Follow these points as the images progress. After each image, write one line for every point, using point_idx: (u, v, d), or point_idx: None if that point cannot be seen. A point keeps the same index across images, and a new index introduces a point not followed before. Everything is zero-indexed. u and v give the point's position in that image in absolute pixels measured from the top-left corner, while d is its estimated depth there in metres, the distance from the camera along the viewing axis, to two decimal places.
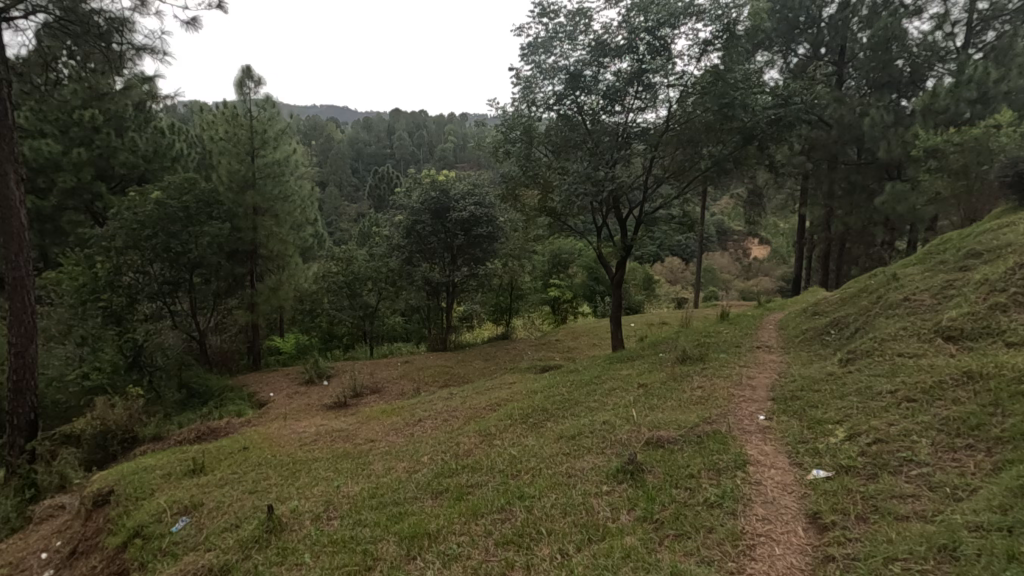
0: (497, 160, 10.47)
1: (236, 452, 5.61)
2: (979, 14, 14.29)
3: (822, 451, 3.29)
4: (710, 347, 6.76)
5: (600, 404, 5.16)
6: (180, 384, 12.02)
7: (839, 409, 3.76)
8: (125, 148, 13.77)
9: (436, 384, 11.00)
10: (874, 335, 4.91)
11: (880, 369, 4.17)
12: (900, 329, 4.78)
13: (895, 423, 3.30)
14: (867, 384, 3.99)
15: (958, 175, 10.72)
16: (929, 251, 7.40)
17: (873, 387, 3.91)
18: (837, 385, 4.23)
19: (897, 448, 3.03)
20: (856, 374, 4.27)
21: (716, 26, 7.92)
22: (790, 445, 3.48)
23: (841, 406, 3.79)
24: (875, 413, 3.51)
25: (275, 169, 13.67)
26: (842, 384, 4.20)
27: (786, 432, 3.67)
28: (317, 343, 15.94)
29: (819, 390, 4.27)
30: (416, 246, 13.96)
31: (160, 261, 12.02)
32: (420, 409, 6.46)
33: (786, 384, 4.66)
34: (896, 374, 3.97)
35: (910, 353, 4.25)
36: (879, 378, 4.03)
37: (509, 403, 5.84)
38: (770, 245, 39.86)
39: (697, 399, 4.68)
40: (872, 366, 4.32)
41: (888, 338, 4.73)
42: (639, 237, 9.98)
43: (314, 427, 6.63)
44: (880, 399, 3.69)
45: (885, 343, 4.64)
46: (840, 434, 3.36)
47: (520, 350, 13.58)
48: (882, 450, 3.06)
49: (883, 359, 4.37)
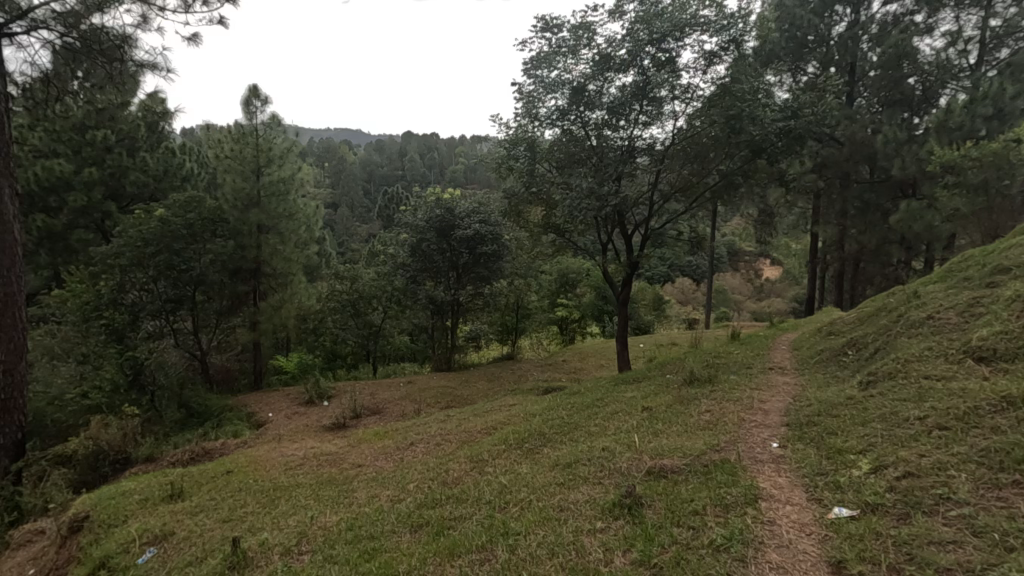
0: (499, 177, 10.30)
1: (218, 477, 5.33)
2: (993, 30, 14.10)
3: (843, 485, 2.96)
4: (720, 368, 6.43)
5: (600, 428, 4.85)
6: (180, 403, 11.84)
7: (861, 438, 3.43)
8: (136, 168, 13.83)
9: (438, 405, 10.71)
10: (896, 356, 4.57)
11: (906, 393, 3.82)
12: (925, 349, 4.44)
13: (927, 454, 2.96)
14: (891, 409, 3.66)
15: (977, 192, 10.37)
16: (950, 268, 7.07)
17: (899, 413, 3.57)
18: (858, 409, 3.89)
19: (932, 484, 2.70)
20: (879, 398, 3.93)
21: (723, 39, 7.75)
22: (806, 477, 3.17)
23: (864, 434, 3.46)
24: (902, 442, 3.18)
25: (280, 187, 13.63)
26: (864, 409, 3.86)
27: (802, 461, 3.35)
28: (322, 362, 15.53)
29: (837, 415, 3.94)
30: (420, 264, 13.78)
31: (164, 279, 11.96)
32: (414, 433, 6.17)
33: (801, 409, 4.32)
34: (923, 399, 3.64)
35: (938, 376, 3.91)
36: (905, 402, 3.69)
37: (505, 427, 5.55)
38: (782, 266, 39.37)
39: (704, 424, 4.36)
40: (896, 389, 3.98)
41: (912, 359, 4.39)
42: (646, 254, 9.73)
43: (305, 449, 6.36)
44: (907, 426, 3.35)
45: (909, 365, 4.30)
46: (864, 466, 3.04)
47: (526, 371, 13.24)
48: (914, 485, 2.73)
49: (910, 382, 4.02)
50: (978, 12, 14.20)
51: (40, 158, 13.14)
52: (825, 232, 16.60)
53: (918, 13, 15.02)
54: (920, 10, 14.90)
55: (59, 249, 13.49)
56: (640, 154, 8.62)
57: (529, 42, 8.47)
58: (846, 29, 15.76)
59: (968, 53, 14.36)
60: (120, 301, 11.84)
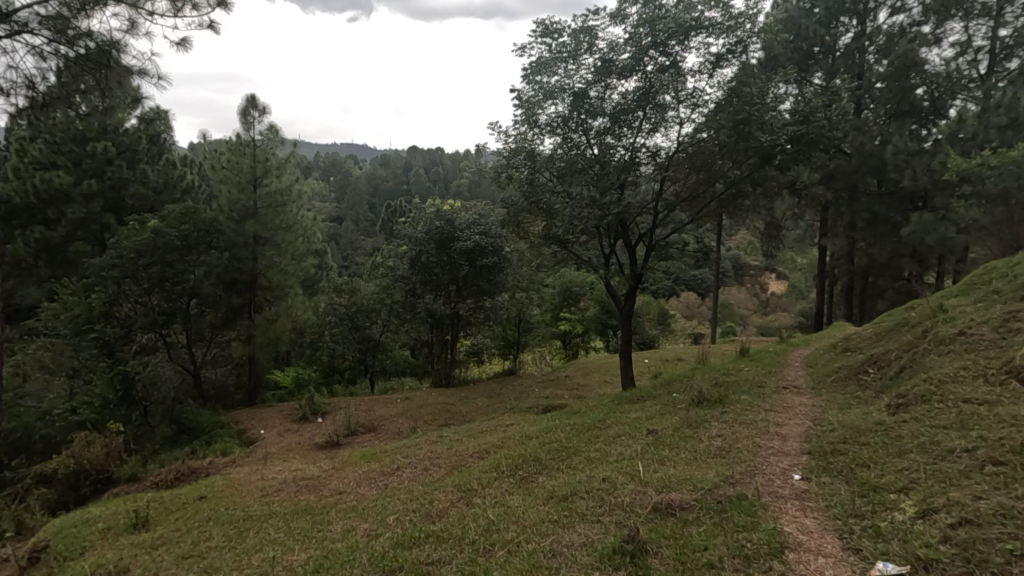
0: (498, 187, 9.95)
1: (189, 504, 4.94)
2: (1003, 41, 13.87)
3: (885, 534, 2.56)
4: (730, 386, 6.03)
5: (601, 454, 4.46)
6: (171, 419, 11.49)
7: (898, 472, 3.03)
8: (136, 180, 13.59)
9: (435, 423, 10.31)
10: (927, 376, 4.16)
11: (945, 420, 3.43)
12: (960, 368, 4.04)
13: (985, 497, 2.57)
14: (930, 438, 3.26)
15: (997, 201, 9.91)
16: (974, 281, 6.67)
17: (941, 442, 3.17)
18: (891, 437, 3.49)
19: (998, 536, 2.30)
20: (913, 425, 3.54)
21: (730, 40, 7.46)
22: (839, 520, 2.78)
23: (902, 468, 3.06)
24: (950, 480, 2.79)
25: (278, 198, 13.39)
26: (899, 437, 3.46)
27: (831, 499, 2.96)
28: (318, 377, 14.94)
29: (867, 443, 3.54)
30: (420, 276, 13.42)
31: (157, 292, 11.67)
32: (403, 455, 5.79)
33: (824, 434, 3.92)
34: (967, 428, 3.23)
35: (980, 400, 3.51)
36: (945, 430, 3.30)
37: (499, 451, 5.16)
38: (788, 280, 38.93)
39: (715, 451, 3.96)
40: (932, 415, 3.58)
41: (946, 379, 4.00)
42: (650, 266, 9.36)
43: (287, 473, 5.97)
44: (953, 460, 2.95)
45: (944, 386, 3.90)
46: (909, 509, 2.65)
47: (527, 387, 12.80)
48: (975, 536, 2.34)
49: (946, 406, 3.62)
50: (987, 23, 14.00)
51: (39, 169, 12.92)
52: (834, 244, 16.21)
53: (926, 24, 14.85)
54: (928, 21, 14.74)
55: (58, 262, 13.22)
56: (644, 163, 8.30)
57: (528, 47, 8.25)
58: (853, 40, 15.58)
59: (978, 63, 14.12)
60: (113, 314, 11.57)
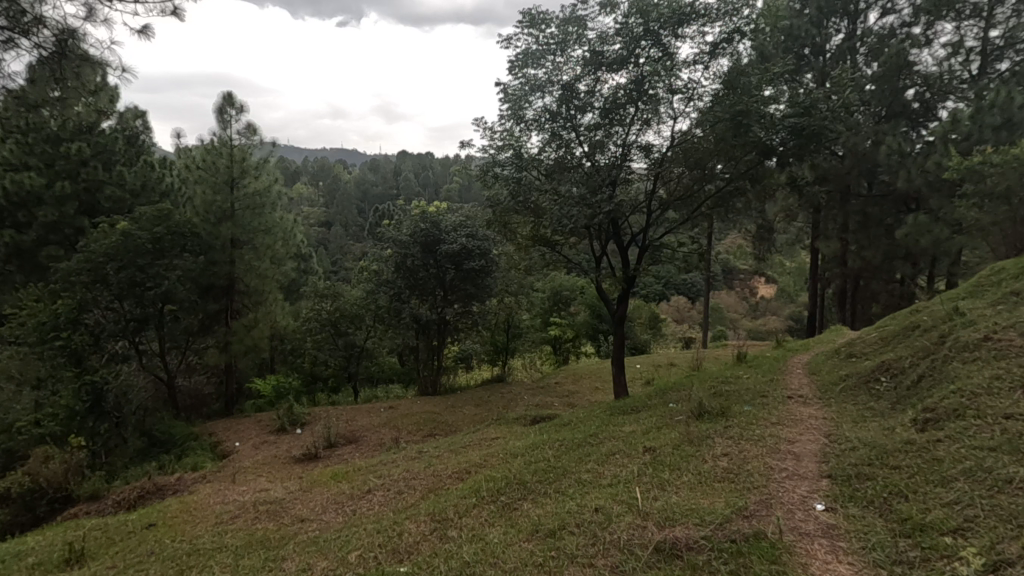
0: (483, 187, 9.49)
1: (134, 534, 4.43)
2: (994, 42, 13.71)
3: None
4: (731, 397, 5.61)
5: (593, 476, 4.03)
6: (142, 432, 10.88)
7: (947, 507, 2.64)
8: (111, 182, 12.95)
9: (419, 434, 9.79)
10: (956, 387, 3.78)
11: (989, 441, 3.03)
12: (992, 378, 3.66)
13: None
14: (977, 464, 2.87)
15: (1000, 200, 9.58)
16: (982, 283, 6.34)
17: (993, 471, 2.78)
18: (927, 461, 3.09)
19: None
20: (950, 446, 3.15)
21: (726, 28, 7.08)
22: (882, 570, 2.41)
23: (949, 502, 2.68)
24: (1016, 519, 2.39)
25: (256, 200, 12.85)
26: (937, 461, 3.06)
27: (867, 540, 2.60)
28: (299, 385, 14.21)
29: (898, 467, 3.15)
30: (405, 280, 12.88)
31: (129, 298, 11.00)
32: (376, 475, 5.32)
33: (845, 455, 3.53)
34: (1020, 451, 2.84)
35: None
36: (993, 454, 2.90)
37: (481, 471, 4.70)
38: (776, 284, 38.93)
39: (721, 474, 3.55)
40: (971, 434, 3.19)
41: (979, 389, 3.61)
42: (643, 268, 8.95)
43: (250, 495, 5.44)
44: (1012, 494, 2.56)
45: (977, 400, 3.50)
46: (972, 559, 2.24)
47: (516, 395, 12.32)
48: None
49: (986, 423, 3.24)
50: (979, 23, 13.83)
51: (9, 171, 12.15)
52: (828, 247, 15.93)
53: (916, 25, 14.73)
54: (918, 22, 14.60)
55: (30, 267, 12.47)
56: (636, 161, 7.93)
57: (513, 38, 7.86)
58: (844, 40, 15.35)
59: (969, 65, 13.93)
60: (81, 321, 10.80)
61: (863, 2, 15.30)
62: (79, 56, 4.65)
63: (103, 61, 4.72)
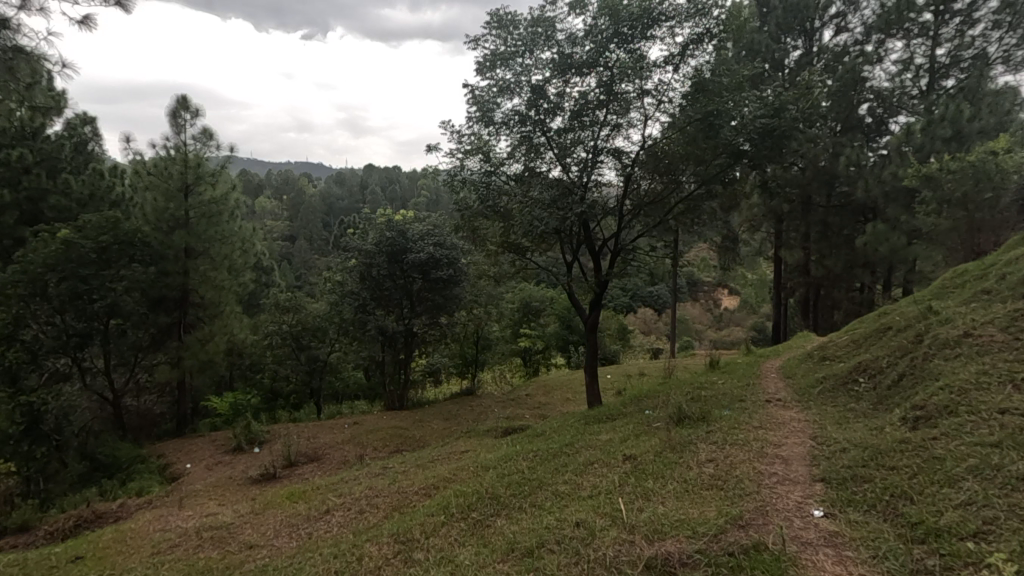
0: (450, 193, 9.22)
1: (57, 570, 3.97)
2: (940, 59, 14.30)
3: None
4: (709, 402, 5.45)
5: (572, 488, 3.77)
6: (83, 455, 10.08)
7: (961, 510, 2.49)
8: (57, 191, 12.12)
9: (385, 450, 9.34)
10: (944, 384, 3.69)
11: (991, 438, 2.91)
12: (979, 374, 3.59)
13: None
14: (983, 462, 2.75)
15: (958, 206, 9.81)
16: (948, 286, 6.40)
17: (1002, 469, 2.64)
18: (926, 460, 2.97)
19: None
20: (949, 445, 3.02)
21: (695, 30, 7.06)
22: None
23: (962, 504, 2.53)
24: None
25: (213, 208, 12.23)
26: (937, 460, 2.93)
27: (877, 548, 2.42)
28: (258, 403, 13.50)
29: (896, 467, 3.02)
30: (370, 291, 12.42)
31: (70, 311, 10.27)
32: (335, 494, 4.93)
33: (838, 457, 3.37)
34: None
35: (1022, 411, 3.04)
36: (999, 452, 2.78)
37: (449, 487, 4.39)
38: (739, 295, 39.79)
39: (708, 481, 3.34)
40: (968, 431, 3.09)
41: (967, 386, 3.52)
42: (615, 273, 8.81)
43: (196, 520, 4.99)
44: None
45: (968, 396, 3.42)
46: (1003, 565, 2.06)
47: (486, 408, 11.95)
48: None
49: (981, 419, 3.14)
50: (926, 42, 14.41)
51: None
52: (791, 256, 16.20)
53: (868, 43, 15.29)
54: (869, 40, 15.16)
55: None
56: (606, 165, 7.83)
57: (481, 39, 7.68)
58: (802, 56, 15.80)
59: (919, 81, 14.49)
60: (17, 337, 9.98)
61: (818, 21, 15.86)
62: (11, 48, 4.23)
63: (38, 53, 4.29)
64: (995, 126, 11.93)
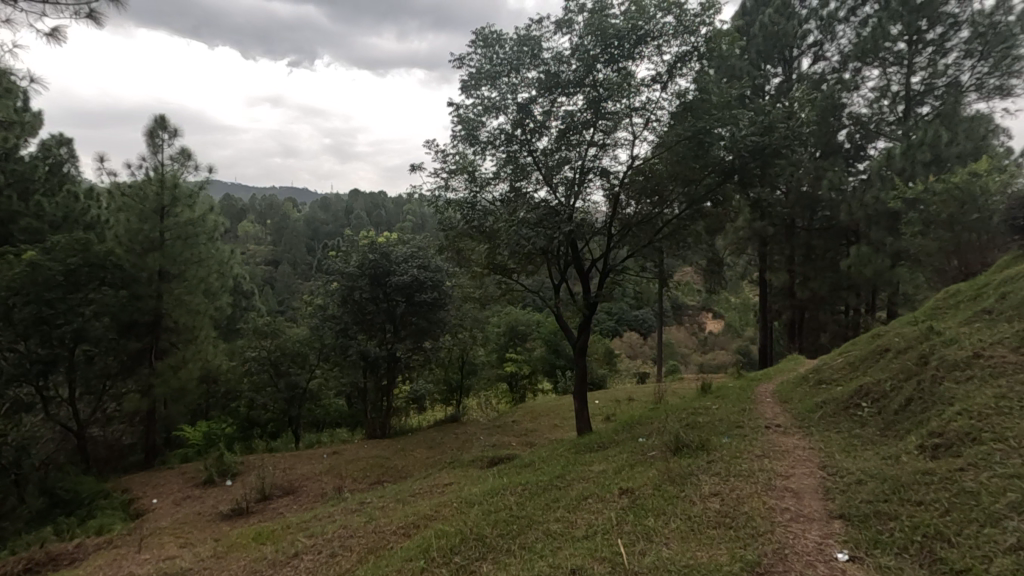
0: (434, 213, 8.99)
1: None
2: (915, 87, 14.63)
3: None
4: (706, 429, 5.18)
5: (566, 525, 3.48)
6: (42, 490, 9.45)
7: (1010, 553, 2.32)
8: (28, 214, 11.67)
9: (365, 482, 8.90)
10: (964, 409, 3.54)
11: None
12: (1003, 399, 3.44)
13: None
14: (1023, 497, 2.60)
15: (945, 228, 9.84)
16: (940, 307, 6.31)
17: None
18: (958, 496, 2.81)
19: None
20: (980, 478, 2.87)
21: (684, 47, 7.00)
22: None
23: (1009, 545, 2.37)
24: None
25: (189, 229, 11.43)
26: (970, 494, 2.78)
27: None
28: (233, 432, 12.92)
29: (924, 503, 2.85)
30: (352, 314, 12.07)
31: (34, 337, 9.80)
32: (306, 534, 4.56)
33: (857, 490, 3.18)
34: None
35: None
36: None
37: (431, 525, 4.06)
38: (723, 319, 39.96)
39: (714, 518, 3.13)
40: (998, 461, 2.95)
41: (991, 411, 3.39)
42: (605, 295, 8.61)
43: (153, 565, 4.58)
44: None
45: (992, 422, 3.28)
46: None
47: (471, 436, 11.54)
48: None
49: (1010, 449, 3.00)
50: (901, 70, 14.74)
51: None
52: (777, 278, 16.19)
53: (845, 71, 15.63)
54: (846, 69, 15.51)
55: None
56: (594, 185, 7.71)
57: (466, 57, 7.58)
58: (781, 83, 16.08)
59: (895, 108, 14.77)
60: None
61: (797, 49, 16.22)
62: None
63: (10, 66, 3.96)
64: (972, 151, 12.14)
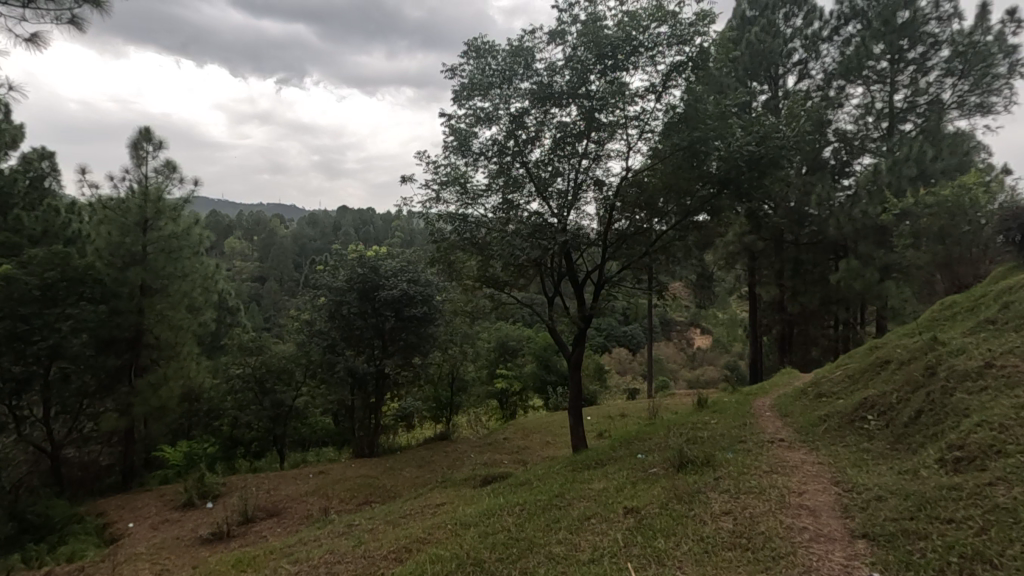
0: (424, 225, 8.81)
1: None
2: (899, 104, 14.85)
3: None
4: (708, 444, 5.03)
5: (571, 548, 3.30)
6: (11, 515, 9.00)
7: None
8: (6, 228, 11.33)
9: (352, 502, 8.59)
10: (982, 420, 3.44)
11: None
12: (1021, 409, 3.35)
13: None
14: None
15: (936, 242, 9.89)
16: (938, 319, 6.24)
17: None
18: (989, 512, 2.69)
19: None
20: (1009, 493, 2.76)
21: (678, 58, 6.99)
22: None
23: None
24: None
25: (173, 243, 11.13)
26: (1004, 511, 2.65)
27: None
28: (215, 452, 12.49)
29: (954, 520, 2.72)
30: (340, 330, 11.81)
31: (7, 354, 9.49)
32: (290, 560, 4.30)
33: (880, 508, 3.05)
34: None
35: None
36: None
37: (425, 549, 3.84)
38: (711, 335, 40.04)
39: (730, 539, 2.99)
40: None
41: (1011, 421, 3.28)
42: (598, 308, 8.48)
43: None
44: None
45: (1012, 432, 3.18)
46: None
47: (462, 454, 11.26)
48: None
49: None
50: (884, 88, 14.98)
51: None
52: (768, 292, 16.21)
53: (829, 89, 15.85)
54: (830, 86, 15.73)
55: None
56: (588, 196, 7.62)
57: (458, 68, 7.50)
58: (768, 99, 16.25)
59: (880, 124, 14.97)
60: None
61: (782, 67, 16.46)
62: None
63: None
64: (956, 166, 12.32)
